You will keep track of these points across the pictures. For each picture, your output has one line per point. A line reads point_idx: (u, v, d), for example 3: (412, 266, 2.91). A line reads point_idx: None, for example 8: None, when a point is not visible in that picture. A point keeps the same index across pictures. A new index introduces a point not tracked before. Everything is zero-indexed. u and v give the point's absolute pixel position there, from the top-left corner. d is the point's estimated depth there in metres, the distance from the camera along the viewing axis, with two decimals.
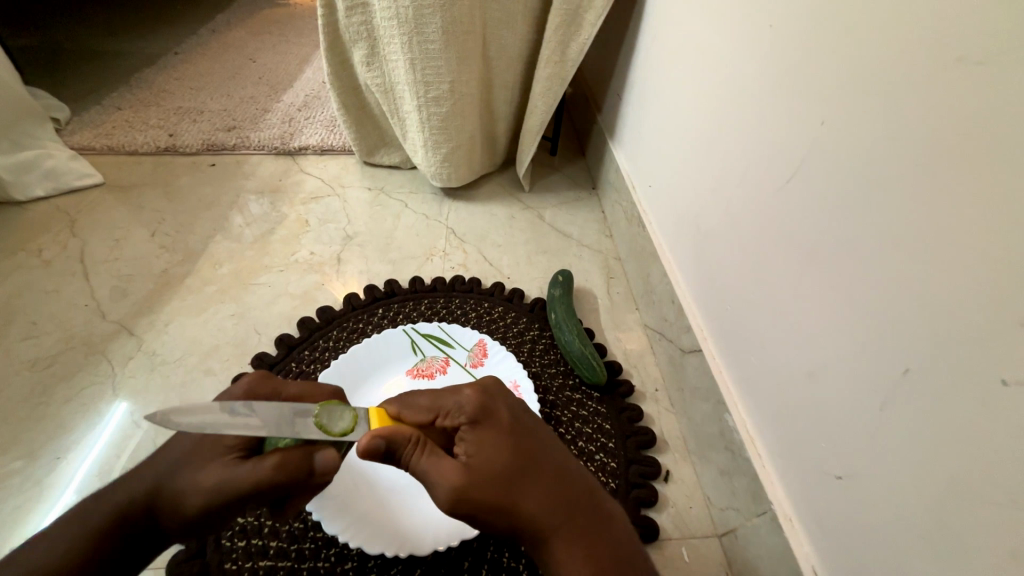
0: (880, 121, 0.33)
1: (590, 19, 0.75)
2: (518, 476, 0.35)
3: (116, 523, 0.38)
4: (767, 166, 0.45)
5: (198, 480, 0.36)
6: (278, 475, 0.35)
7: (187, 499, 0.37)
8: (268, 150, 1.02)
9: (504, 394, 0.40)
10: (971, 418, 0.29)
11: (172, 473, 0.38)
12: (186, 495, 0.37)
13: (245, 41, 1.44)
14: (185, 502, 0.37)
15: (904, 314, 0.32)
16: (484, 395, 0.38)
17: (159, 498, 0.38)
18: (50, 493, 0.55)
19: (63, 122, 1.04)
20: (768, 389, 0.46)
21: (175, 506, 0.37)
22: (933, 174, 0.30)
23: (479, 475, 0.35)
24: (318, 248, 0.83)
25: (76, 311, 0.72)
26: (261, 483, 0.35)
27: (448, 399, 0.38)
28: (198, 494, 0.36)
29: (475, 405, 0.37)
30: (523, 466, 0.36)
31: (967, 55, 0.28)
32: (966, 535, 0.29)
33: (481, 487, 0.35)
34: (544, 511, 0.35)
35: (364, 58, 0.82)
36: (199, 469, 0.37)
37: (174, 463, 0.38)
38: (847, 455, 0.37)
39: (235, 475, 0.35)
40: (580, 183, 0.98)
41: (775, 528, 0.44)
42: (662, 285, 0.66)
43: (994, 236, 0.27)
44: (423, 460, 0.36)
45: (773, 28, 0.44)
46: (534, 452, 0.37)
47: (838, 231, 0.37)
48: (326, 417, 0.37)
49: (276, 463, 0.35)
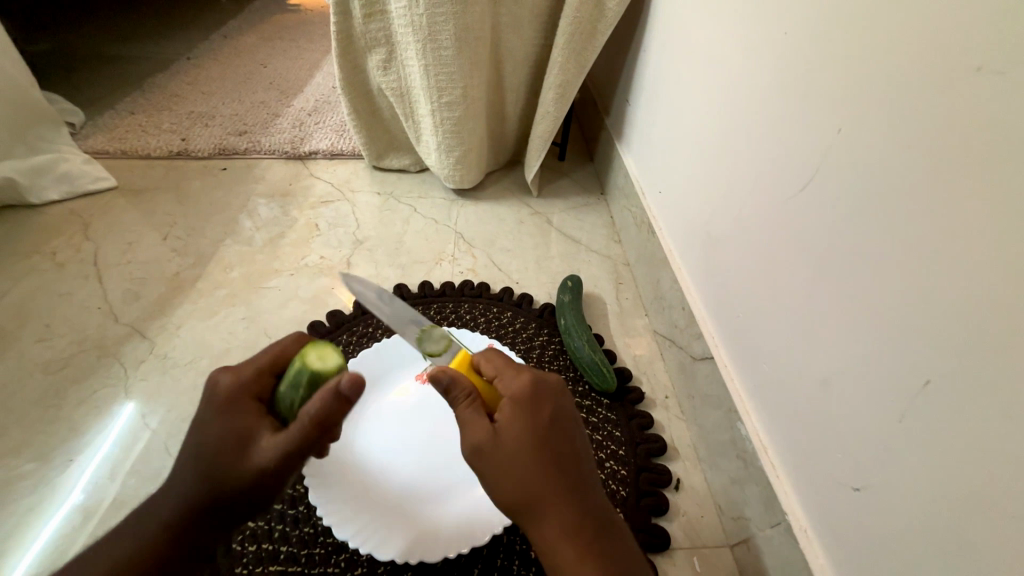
0: (897, 130, 0.33)
1: (602, 26, 0.75)
2: (537, 470, 0.36)
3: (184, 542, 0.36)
4: (781, 173, 0.44)
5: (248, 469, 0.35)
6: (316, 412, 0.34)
7: (252, 489, 0.35)
8: (278, 154, 1.03)
9: (558, 394, 0.39)
10: (993, 432, 0.28)
11: (215, 478, 0.35)
12: (250, 488, 0.35)
13: (256, 47, 1.45)
14: (253, 493, 0.36)
15: (923, 324, 0.32)
16: (537, 385, 0.39)
17: (214, 503, 0.36)
18: (58, 490, 0.56)
19: (77, 126, 1.05)
20: (783, 398, 0.45)
21: (237, 496, 0.36)
22: (952, 184, 0.30)
23: (507, 455, 0.36)
24: (327, 253, 0.83)
25: (89, 313, 0.73)
26: (310, 438, 0.34)
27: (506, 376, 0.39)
28: (260, 480, 0.35)
29: (527, 390, 0.38)
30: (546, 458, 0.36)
31: (987, 65, 0.28)
32: (986, 549, 0.28)
33: (505, 467, 0.36)
34: (548, 512, 0.35)
35: (381, 62, 0.83)
36: (247, 460, 0.35)
37: (210, 470, 0.35)
38: (864, 466, 0.36)
39: (287, 445, 0.35)
40: (588, 188, 0.98)
41: (789, 538, 0.44)
42: (672, 292, 0.66)
43: (1018, 244, 0.27)
44: (466, 413, 0.37)
45: (787, 36, 0.43)
46: (562, 454, 0.37)
47: (854, 240, 0.37)
48: (319, 359, 0.37)
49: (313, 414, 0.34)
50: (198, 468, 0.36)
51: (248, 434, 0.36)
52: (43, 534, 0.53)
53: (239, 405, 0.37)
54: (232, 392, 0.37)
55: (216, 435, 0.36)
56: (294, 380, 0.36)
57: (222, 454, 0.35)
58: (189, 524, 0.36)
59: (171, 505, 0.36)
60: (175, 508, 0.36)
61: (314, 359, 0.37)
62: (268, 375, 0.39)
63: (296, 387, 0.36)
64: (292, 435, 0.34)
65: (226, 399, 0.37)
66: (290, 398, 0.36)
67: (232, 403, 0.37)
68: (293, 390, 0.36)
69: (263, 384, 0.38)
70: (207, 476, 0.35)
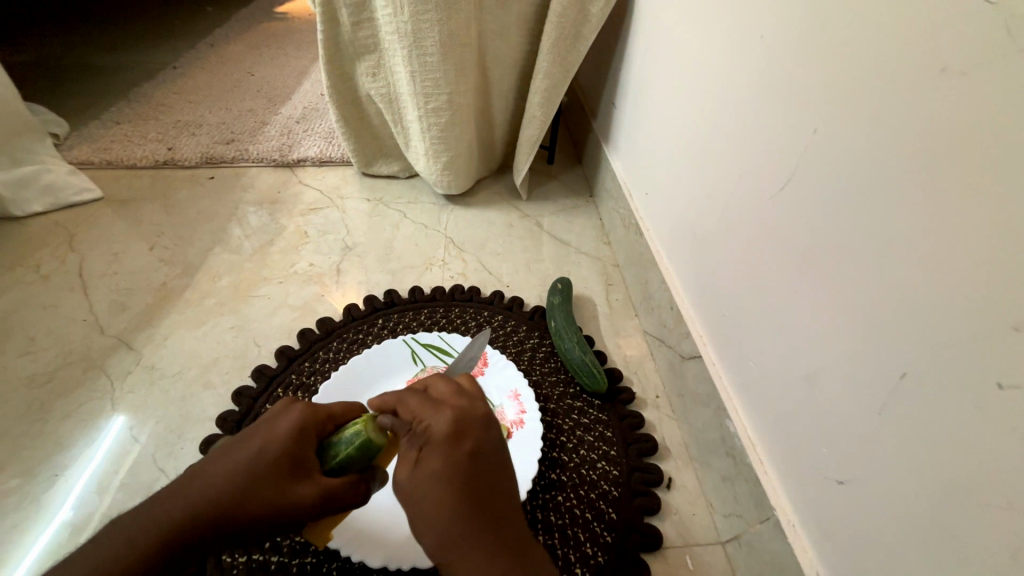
0: (869, 130, 0.34)
1: (585, 31, 0.76)
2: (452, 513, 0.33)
3: (176, 548, 0.35)
4: (762, 173, 0.45)
5: (266, 500, 0.36)
6: (365, 486, 0.38)
7: (263, 519, 0.36)
8: (267, 162, 1.03)
9: (486, 429, 0.36)
10: (968, 422, 0.29)
11: (243, 491, 0.36)
12: (267, 515, 0.36)
13: (244, 55, 1.45)
14: (265, 521, 0.36)
15: (901, 318, 0.32)
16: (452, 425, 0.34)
17: (224, 518, 0.36)
18: (47, 506, 0.55)
19: (62, 137, 1.05)
20: (769, 395, 0.45)
21: (237, 529, 0.36)
22: (923, 182, 0.31)
23: (421, 501, 0.33)
24: (317, 260, 0.83)
25: (75, 326, 0.72)
26: (345, 500, 0.37)
27: (427, 413, 0.35)
28: (279, 513, 0.36)
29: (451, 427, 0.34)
30: (436, 497, 0.33)
31: (951, 66, 0.29)
32: (966, 537, 0.29)
33: (423, 510, 0.33)
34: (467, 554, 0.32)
35: (371, 69, 0.83)
36: (282, 490, 0.36)
37: (245, 483, 0.36)
38: (847, 459, 0.37)
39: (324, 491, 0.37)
40: (577, 191, 0.99)
41: (778, 533, 0.44)
42: (660, 292, 0.67)
43: (988, 240, 0.28)
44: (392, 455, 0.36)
45: (764, 40, 0.44)
46: (474, 497, 0.33)
47: (832, 237, 0.37)
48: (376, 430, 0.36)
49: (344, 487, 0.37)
50: (233, 475, 0.36)
51: (294, 466, 0.37)
52: (32, 550, 0.52)
53: (300, 434, 0.38)
54: (302, 424, 0.39)
55: (271, 455, 0.37)
56: (356, 433, 0.36)
57: (262, 481, 0.36)
58: (197, 530, 0.35)
59: (182, 507, 0.36)
60: (187, 510, 0.36)
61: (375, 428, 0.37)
62: (330, 424, 0.40)
63: (354, 441, 0.36)
64: (336, 486, 0.37)
65: (295, 427, 0.38)
66: (342, 447, 0.36)
67: (298, 430, 0.38)
68: (350, 439, 0.36)
69: (322, 429, 0.40)
70: (240, 487, 0.36)
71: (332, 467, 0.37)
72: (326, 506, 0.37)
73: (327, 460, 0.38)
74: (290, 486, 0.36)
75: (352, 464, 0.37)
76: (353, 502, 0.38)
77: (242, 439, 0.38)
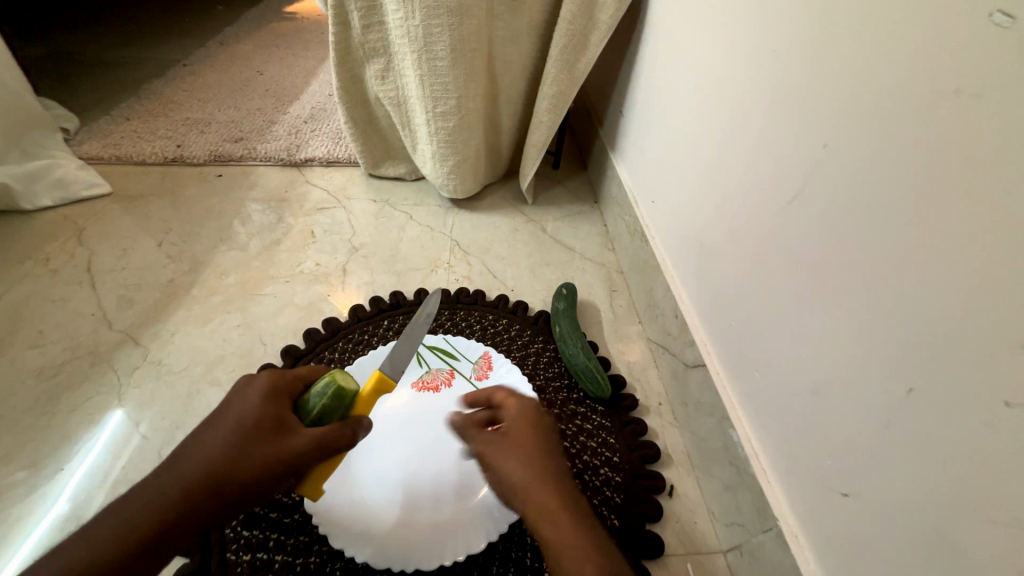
0: (879, 146, 0.34)
1: (595, 39, 0.76)
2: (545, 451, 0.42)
3: (179, 525, 0.34)
4: (771, 185, 0.45)
5: (259, 455, 0.37)
6: (351, 429, 0.41)
7: (260, 472, 0.37)
8: (275, 161, 1.04)
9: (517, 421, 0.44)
10: (974, 438, 0.29)
11: (237, 458, 0.36)
12: (264, 474, 0.37)
13: (253, 54, 1.46)
14: (263, 481, 0.37)
15: (908, 334, 0.33)
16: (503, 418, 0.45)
17: (222, 483, 0.36)
18: (42, 498, 0.55)
19: (72, 132, 1.05)
20: (774, 405, 0.46)
21: (239, 491, 0.36)
22: (932, 199, 0.31)
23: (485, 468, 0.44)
24: (323, 260, 0.84)
25: (82, 320, 0.72)
26: (336, 444, 0.39)
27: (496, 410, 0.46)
28: (275, 465, 0.37)
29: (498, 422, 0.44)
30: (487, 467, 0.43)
31: (964, 88, 0.29)
32: (972, 554, 0.29)
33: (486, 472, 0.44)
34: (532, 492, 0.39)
35: (379, 72, 0.84)
36: (270, 444, 0.37)
37: (236, 447, 0.37)
38: (852, 472, 0.37)
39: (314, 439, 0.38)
40: (583, 197, 0.99)
41: (780, 544, 0.44)
42: (665, 299, 0.67)
43: (1000, 258, 0.28)
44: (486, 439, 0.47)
45: (775, 54, 0.45)
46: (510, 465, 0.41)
47: (841, 250, 0.38)
48: (343, 378, 0.41)
49: (329, 434, 0.39)
50: (219, 443, 0.37)
51: (278, 423, 0.39)
52: (27, 542, 0.52)
53: (272, 397, 0.40)
54: (272, 386, 0.41)
55: (252, 416, 0.38)
56: (327, 386, 0.40)
57: (249, 440, 0.37)
58: (198, 503, 0.35)
59: (174, 483, 0.35)
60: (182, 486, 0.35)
61: (343, 379, 0.41)
62: (299, 386, 0.42)
63: (327, 392, 0.40)
64: (323, 433, 0.39)
65: (265, 391, 0.40)
66: (317, 400, 0.40)
67: (269, 393, 0.40)
68: (323, 392, 0.40)
69: (294, 392, 0.42)
70: (232, 453, 0.36)
71: (313, 421, 0.40)
72: (322, 450, 0.39)
73: (306, 415, 0.40)
74: (279, 441, 0.38)
75: (332, 415, 0.41)
76: (344, 446, 0.40)
77: (216, 413, 0.39)
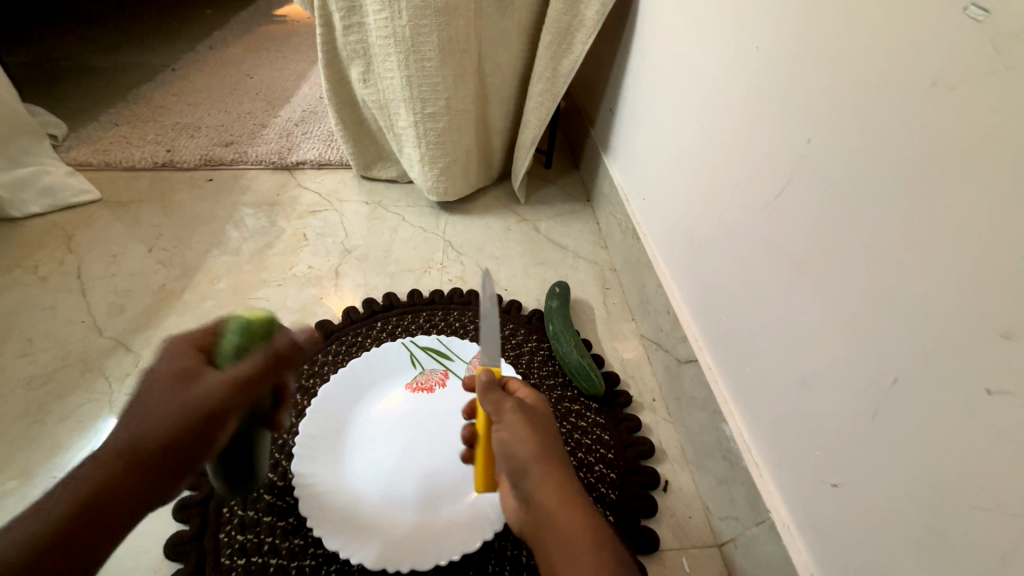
0: (860, 140, 0.35)
1: (583, 37, 0.76)
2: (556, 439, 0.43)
3: (100, 510, 0.34)
4: (758, 180, 0.46)
5: (173, 409, 0.37)
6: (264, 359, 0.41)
7: (178, 426, 0.36)
8: (266, 164, 1.03)
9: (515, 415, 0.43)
10: (959, 426, 0.29)
11: (153, 442, 0.35)
12: (182, 427, 0.36)
13: (243, 57, 1.46)
14: (183, 434, 0.36)
15: (893, 325, 0.33)
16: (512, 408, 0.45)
17: (141, 447, 0.35)
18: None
19: (60, 139, 1.05)
20: (764, 399, 0.46)
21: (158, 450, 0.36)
22: (913, 191, 0.31)
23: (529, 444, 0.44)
24: (316, 262, 0.84)
25: (73, 327, 0.72)
26: (255, 373, 0.40)
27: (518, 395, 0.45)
28: (194, 415, 0.37)
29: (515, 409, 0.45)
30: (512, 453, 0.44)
31: (940, 81, 0.30)
32: (959, 539, 0.29)
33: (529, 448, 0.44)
34: (542, 477, 0.41)
35: (361, 75, 0.84)
36: (181, 395, 0.37)
37: (147, 416, 0.36)
38: (840, 462, 0.37)
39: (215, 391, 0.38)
40: (575, 196, 0.99)
41: (774, 535, 0.44)
42: (657, 296, 0.67)
43: (980, 248, 0.28)
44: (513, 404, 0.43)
45: (759, 50, 0.45)
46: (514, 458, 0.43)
47: (827, 243, 0.38)
48: (241, 322, 0.43)
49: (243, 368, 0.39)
50: (131, 416, 0.37)
51: (186, 374, 0.38)
52: None
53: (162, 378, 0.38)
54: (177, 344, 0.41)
55: (160, 377, 0.38)
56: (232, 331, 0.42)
57: (157, 403, 0.37)
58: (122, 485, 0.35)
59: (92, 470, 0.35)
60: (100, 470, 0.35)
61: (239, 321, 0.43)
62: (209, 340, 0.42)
63: (235, 332, 0.42)
64: (238, 369, 0.39)
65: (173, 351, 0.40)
66: (227, 343, 0.41)
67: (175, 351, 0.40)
68: (232, 337, 0.41)
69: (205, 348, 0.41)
70: (144, 419, 0.36)
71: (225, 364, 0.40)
72: (241, 386, 0.38)
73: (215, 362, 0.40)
74: (188, 387, 0.38)
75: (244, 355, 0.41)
76: (261, 373, 0.40)
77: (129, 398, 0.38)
